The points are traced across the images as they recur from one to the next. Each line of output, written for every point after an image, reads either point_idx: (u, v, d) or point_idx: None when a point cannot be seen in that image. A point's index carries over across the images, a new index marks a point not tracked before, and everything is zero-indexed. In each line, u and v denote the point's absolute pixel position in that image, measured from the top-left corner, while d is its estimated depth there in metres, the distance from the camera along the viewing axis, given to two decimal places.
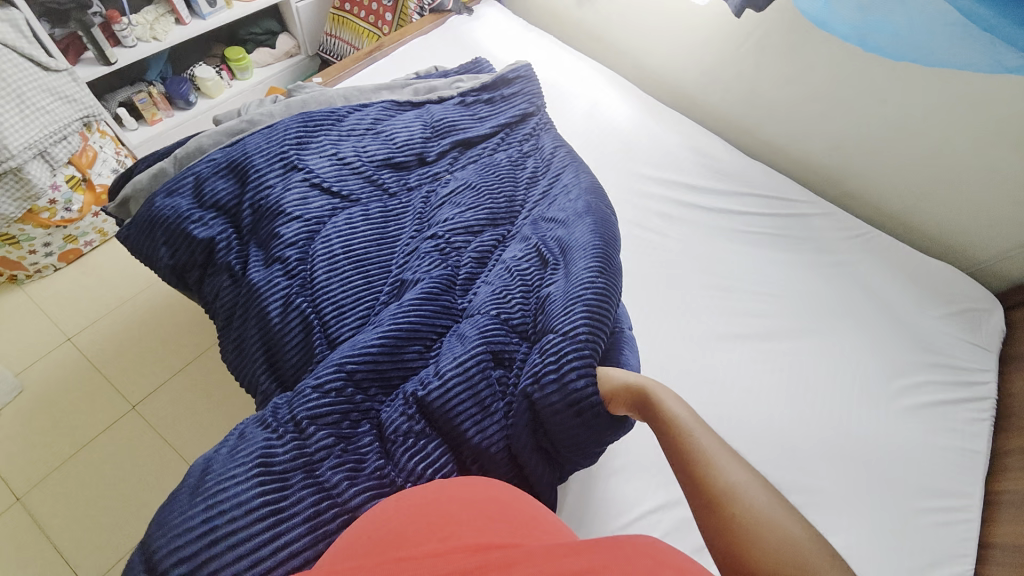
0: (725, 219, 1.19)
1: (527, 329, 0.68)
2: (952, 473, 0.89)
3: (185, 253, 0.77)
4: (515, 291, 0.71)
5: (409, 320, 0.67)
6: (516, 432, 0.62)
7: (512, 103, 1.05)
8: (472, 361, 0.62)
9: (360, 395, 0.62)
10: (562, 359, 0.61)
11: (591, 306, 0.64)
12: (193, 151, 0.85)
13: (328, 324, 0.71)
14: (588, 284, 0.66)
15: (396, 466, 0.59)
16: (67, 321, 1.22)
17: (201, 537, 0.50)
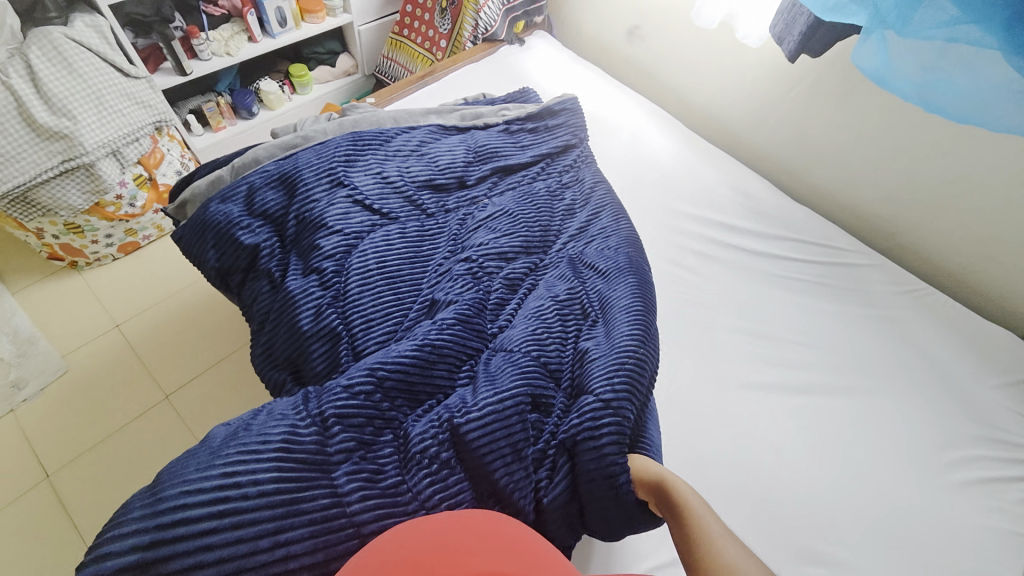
0: (764, 263, 1.15)
1: (563, 377, 0.67)
2: (1006, 564, 0.80)
3: (231, 257, 0.80)
4: (553, 336, 0.70)
5: (439, 340, 0.67)
6: (551, 490, 0.61)
7: (555, 133, 1.07)
8: (511, 399, 0.61)
9: (387, 403, 0.62)
10: (598, 425, 0.60)
11: (631, 370, 0.64)
12: (249, 162, 0.89)
13: (355, 336, 0.72)
14: (628, 351, 0.65)
15: (412, 486, 0.57)
16: (115, 309, 1.30)
17: (210, 506, 0.49)
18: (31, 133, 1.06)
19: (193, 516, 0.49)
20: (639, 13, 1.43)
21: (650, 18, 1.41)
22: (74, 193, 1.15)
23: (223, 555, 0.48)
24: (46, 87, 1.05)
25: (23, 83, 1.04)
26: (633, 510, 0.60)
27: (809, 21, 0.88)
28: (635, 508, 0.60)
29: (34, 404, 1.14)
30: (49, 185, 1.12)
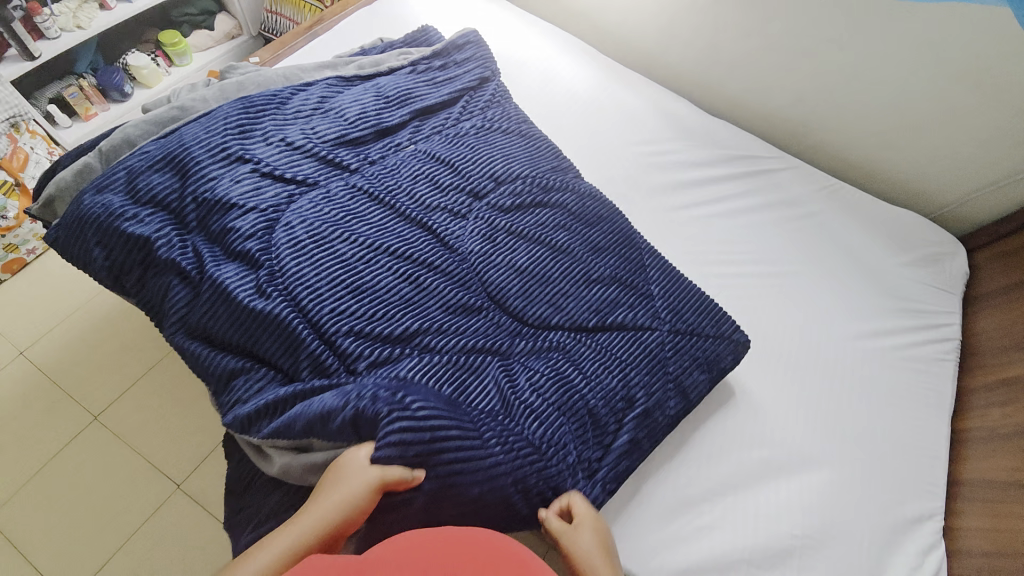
0: (693, 182, 1.18)
1: (597, 318, 0.85)
2: (923, 409, 0.94)
3: (121, 253, 0.70)
4: (567, 295, 0.86)
5: (449, 319, 0.77)
6: (685, 370, 0.83)
7: (466, 67, 1.05)
8: (560, 344, 0.80)
9: (471, 358, 0.73)
10: (681, 302, 0.90)
11: (670, 275, 0.93)
12: (121, 143, 0.76)
13: (305, 307, 0.69)
14: (663, 265, 0.95)
15: (531, 434, 0.69)
16: (16, 334, 1.16)
17: (425, 435, 0.62)
18: None
19: (414, 427, 0.62)
20: None
21: None
22: None
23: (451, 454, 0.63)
24: None
25: None
26: (735, 355, 0.88)
27: None
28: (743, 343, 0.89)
29: None
30: None
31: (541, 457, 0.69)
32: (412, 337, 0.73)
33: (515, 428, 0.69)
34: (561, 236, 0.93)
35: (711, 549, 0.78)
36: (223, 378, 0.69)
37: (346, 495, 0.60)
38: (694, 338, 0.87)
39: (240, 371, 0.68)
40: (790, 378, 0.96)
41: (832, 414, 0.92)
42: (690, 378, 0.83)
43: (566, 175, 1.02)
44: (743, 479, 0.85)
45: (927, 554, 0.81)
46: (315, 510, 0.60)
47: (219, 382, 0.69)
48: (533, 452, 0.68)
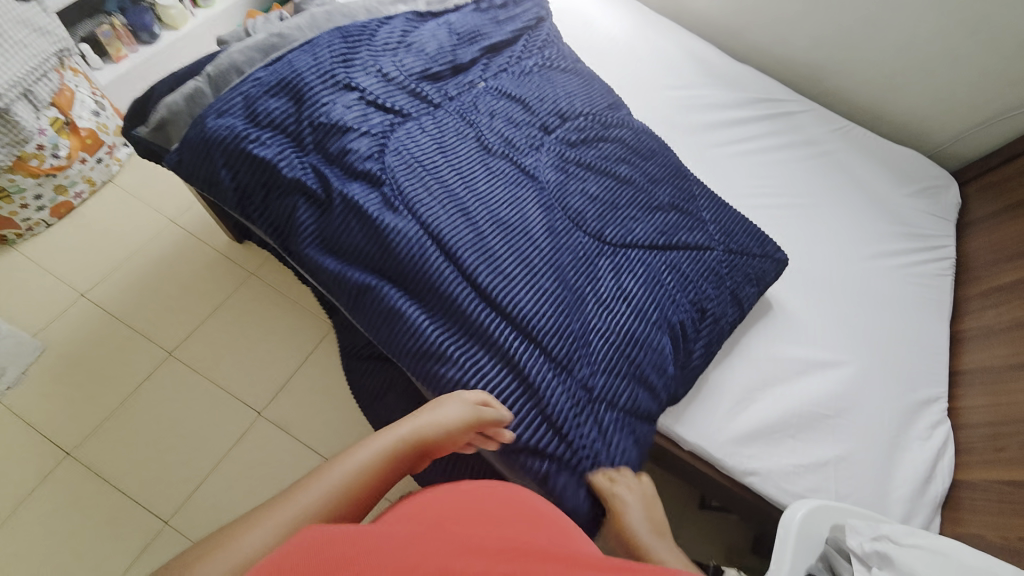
0: (724, 122, 1.28)
1: (667, 241, 0.94)
2: (928, 314, 1.10)
3: (249, 173, 0.76)
4: (635, 219, 0.95)
5: (546, 242, 0.85)
6: (742, 285, 0.95)
7: (524, 7, 1.09)
8: (641, 266, 0.89)
9: (569, 287, 0.82)
10: (734, 226, 1.01)
11: (720, 203, 1.04)
12: (227, 69, 0.80)
13: (425, 229, 0.77)
14: (714, 196, 1.05)
15: (630, 383, 0.78)
16: (75, 278, 1.18)
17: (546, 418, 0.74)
18: None
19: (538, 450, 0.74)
20: None
21: None
22: None
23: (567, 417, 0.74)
24: None
25: None
26: (780, 267, 1.00)
27: None
28: (784, 258, 1.01)
29: (22, 390, 1.07)
30: None
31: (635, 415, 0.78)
32: (510, 279, 0.78)
33: (612, 388, 0.77)
34: (624, 168, 1.01)
35: (772, 425, 0.94)
36: (352, 287, 0.76)
37: (442, 423, 0.68)
38: (745, 257, 0.98)
39: (368, 282, 0.76)
40: (818, 292, 1.09)
41: (854, 321, 1.06)
42: (745, 291, 0.95)
43: (624, 113, 1.09)
44: (787, 372, 0.99)
45: (934, 427, 0.98)
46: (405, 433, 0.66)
47: (349, 290, 0.77)
48: (627, 391, 0.78)
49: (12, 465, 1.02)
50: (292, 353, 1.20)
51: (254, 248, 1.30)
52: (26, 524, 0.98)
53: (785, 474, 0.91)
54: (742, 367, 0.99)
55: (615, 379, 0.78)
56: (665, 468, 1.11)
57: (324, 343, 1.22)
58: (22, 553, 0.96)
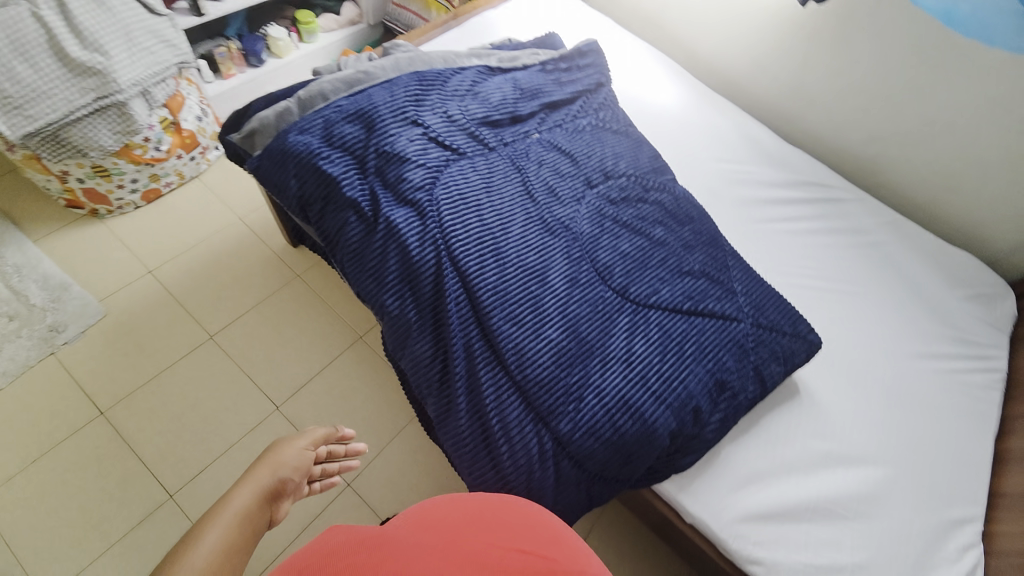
0: (767, 200, 1.30)
1: (691, 308, 0.95)
2: (971, 426, 1.03)
3: (314, 186, 0.84)
4: (662, 280, 0.97)
5: (564, 293, 0.89)
6: (765, 362, 0.93)
7: (585, 72, 1.18)
8: (658, 330, 0.90)
9: (577, 340, 0.85)
10: (764, 302, 1.00)
11: (752, 278, 1.04)
12: (316, 94, 0.91)
13: (455, 263, 0.82)
14: (747, 270, 1.05)
15: (612, 445, 0.80)
16: (147, 256, 1.31)
17: (512, 464, 0.80)
18: (61, 67, 1.02)
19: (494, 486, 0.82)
20: None
21: None
22: (105, 133, 1.13)
23: (534, 466, 0.80)
24: (78, 21, 1.00)
25: (53, 14, 0.98)
26: (810, 348, 0.98)
27: None
28: (814, 342, 0.99)
29: (75, 347, 1.17)
30: (78, 124, 1.09)
31: (605, 472, 0.83)
32: (518, 324, 0.83)
33: (591, 445, 0.80)
34: (659, 230, 1.04)
35: (784, 513, 0.89)
36: (379, 304, 0.83)
37: (289, 460, 0.73)
38: (773, 333, 0.97)
39: (393, 303, 0.81)
40: (848, 383, 1.05)
41: (887, 418, 1.01)
42: (768, 368, 0.93)
43: (666, 178, 1.13)
44: (808, 460, 0.94)
45: (965, 552, 0.89)
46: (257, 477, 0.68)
47: (377, 306, 0.83)
48: (604, 453, 0.81)
49: (49, 414, 1.09)
50: (319, 356, 1.27)
51: (305, 253, 1.41)
52: (47, 474, 1.04)
53: (792, 571, 0.85)
54: (760, 444, 0.95)
55: (597, 440, 0.80)
56: (664, 540, 1.06)
57: (348, 352, 1.29)
58: (37, 499, 1.01)
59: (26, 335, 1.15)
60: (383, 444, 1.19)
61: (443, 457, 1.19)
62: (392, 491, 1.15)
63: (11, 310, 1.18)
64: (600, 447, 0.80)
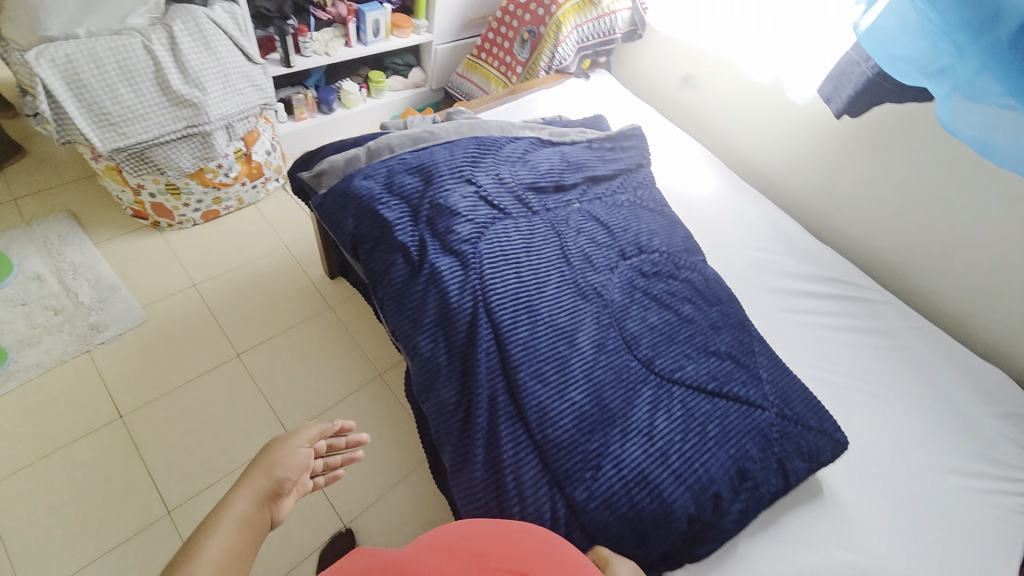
0: (795, 290, 1.33)
1: (715, 389, 0.95)
2: (1006, 556, 0.96)
3: (369, 226, 0.90)
4: (688, 357, 0.98)
5: (591, 357, 0.90)
6: (790, 455, 0.91)
7: (628, 153, 1.27)
8: (681, 406, 0.90)
9: (600, 406, 0.85)
10: (789, 394, 1.00)
11: (778, 367, 1.04)
12: (384, 146, 1.00)
13: (490, 314, 0.85)
14: (773, 359, 1.06)
15: (626, 521, 0.78)
16: (195, 270, 1.39)
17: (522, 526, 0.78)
18: (161, 96, 1.13)
19: None
20: (694, 64, 1.56)
21: (702, 68, 1.55)
22: (185, 156, 1.23)
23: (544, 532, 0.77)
24: (183, 57, 1.12)
25: (164, 50, 1.11)
26: (836, 448, 0.96)
27: (855, 86, 1.06)
28: (840, 443, 0.96)
29: (109, 348, 1.21)
30: (164, 146, 1.19)
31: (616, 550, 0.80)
32: (543, 382, 0.84)
33: (605, 518, 0.78)
34: (688, 307, 1.07)
35: None
36: (412, 345, 0.85)
37: (293, 461, 0.67)
38: (799, 427, 0.95)
39: (426, 346, 0.84)
40: (875, 491, 1.00)
41: (914, 535, 0.95)
42: (792, 462, 0.90)
43: (698, 259, 1.17)
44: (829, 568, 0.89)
45: None
46: (256, 482, 0.62)
47: (410, 347, 0.86)
48: (617, 529, 0.78)
49: (70, 411, 1.11)
50: (337, 388, 1.28)
51: (340, 286, 1.47)
52: (53, 471, 1.04)
53: None
54: (780, 544, 0.90)
55: (611, 513, 0.78)
56: None
57: (365, 388, 1.30)
58: (39, 496, 1.01)
59: (67, 330, 1.20)
60: (385, 487, 1.17)
61: (444, 511, 1.16)
62: (388, 541, 1.10)
63: (60, 304, 1.23)
64: (614, 521, 0.78)
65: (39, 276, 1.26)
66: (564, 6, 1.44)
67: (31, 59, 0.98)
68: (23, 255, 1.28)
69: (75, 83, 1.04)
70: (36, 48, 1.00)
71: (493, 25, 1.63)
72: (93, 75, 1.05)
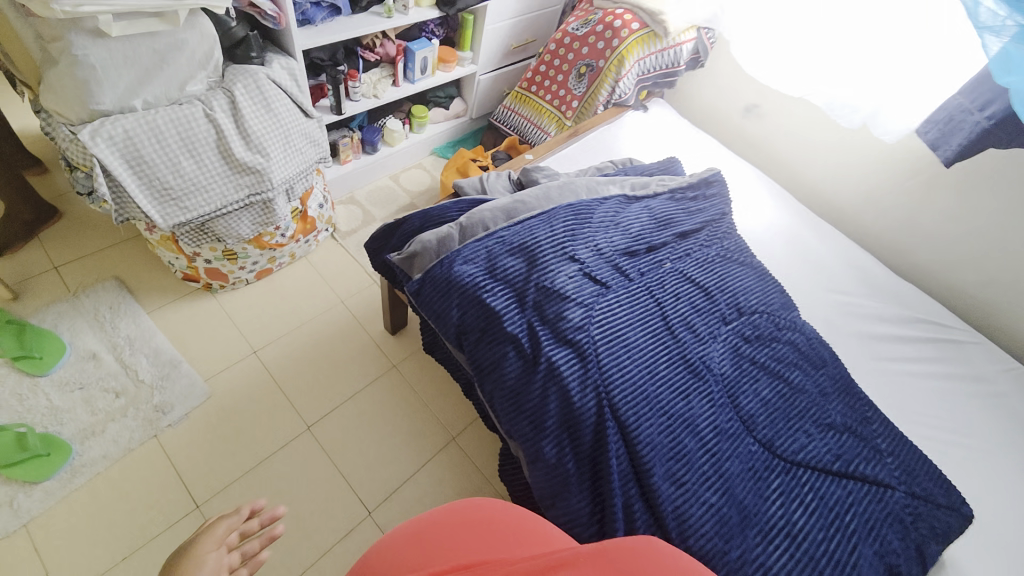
0: (883, 335, 1.27)
1: (843, 470, 0.89)
2: None
3: (476, 318, 0.85)
4: (809, 434, 0.93)
5: (720, 448, 0.84)
6: (927, 542, 0.86)
7: (711, 202, 1.20)
8: (814, 495, 0.85)
9: (737, 505, 0.80)
10: (911, 466, 0.95)
11: (894, 435, 0.99)
12: (476, 221, 0.93)
13: (615, 413, 0.80)
14: (888, 425, 1.01)
15: None
16: (253, 335, 1.32)
17: None
18: (223, 165, 1.05)
19: None
20: (760, 94, 1.51)
21: (770, 99, 1.49)
22: (245, 224, 1.15)
23: None
24: (245, 123, 1.04)
25: (224, 116, 1.03)
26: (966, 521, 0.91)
27: (969, 135, 1.00)
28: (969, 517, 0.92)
29: (177, 430, 1.14)
30: (225, 216, 1.11)
31: None
32: (677, 485, 0.79)
33: None
34: (797, 374, 1.01)
35: None
36: (534, 448, 0.80)
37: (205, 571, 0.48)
38: (929, 505, 0.90)
39: (551, 451, 0.79)
40: (1002, 563, 0.96)
41: None
42: (931, 547, 0.86)
43: (794, 316, 1.11)
44: None
45: None
46: None
47: (530, 450, 0.81)
48: None
49: (142, 506, 1.05)
50: (411, 457, 1.22)
51: (401, 341, 1.41)
52: None
53: None
54: None
55: None
56: None
57: (440, 455, 1.24)
58: None
59: (131, 415, 1.13)
60: None
61: None
62: None
63: (120, 385, 1.16)
64: None
65: (94, 355, 1.19)
66: (627, 40, 1.38)
67: (86, 139, 0.90)
68: (75, 331, 1.20)
69: (135, 159, 0.96)
70: (91, 126, 0.91)
71: (544, 57, 1.55)
72: (153, 149, 0.97)
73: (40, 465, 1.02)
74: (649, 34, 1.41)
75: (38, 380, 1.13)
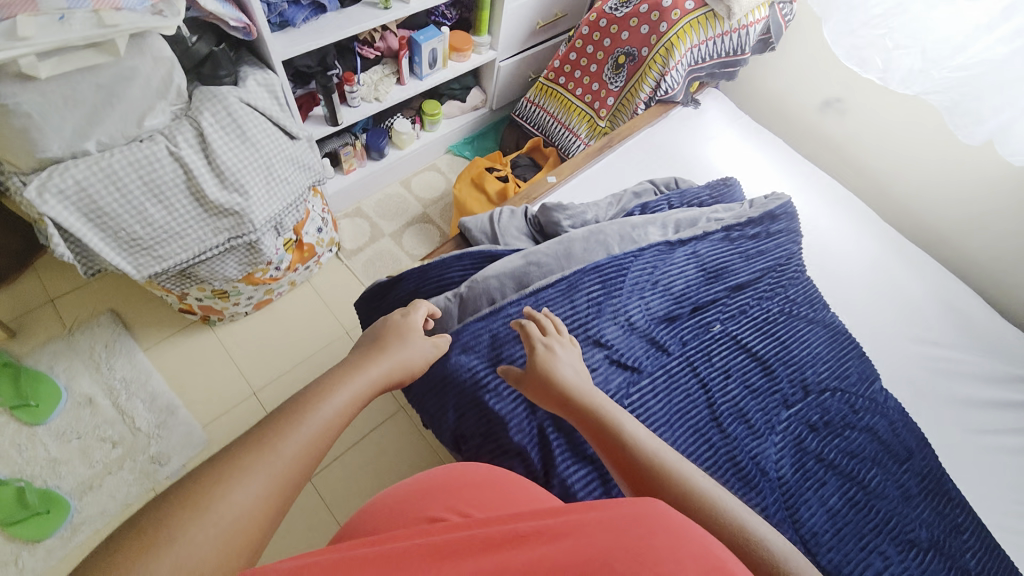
0: (986, 402, 1.03)
1: None
2: None
3: (476, 423, 0.71)
4: (886, 559, 0.75)
5: None
6: None
7: (776, 241, 0.97)
8: None
9: None
10: None
11: (987, 551, 0.81)
12: (479, 291, 0.77)
13: None
14: (981, 536, 0.83)
15: None
16: (253, 373, 1.23)
17: None
18: (197, 208, 0.91)
19: None
20: (847, 84, 1.21)
21: (860, 92, 1.20)
22: (231, 266, 1.03)
23: None
24: (217, 158, 0.89)
25: (192, 152, 0.88)
26: None
27: None
28: None
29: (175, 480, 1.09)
30: (208, 262, 0.99)
31: None
32: None
33: None
34: (874, 474, 0.82)
35: None
36: None
37: (411, 358, 0.65)
38: None
39: None
40: None
41: None
42: None
43: (875, 390, 0.90)
44: None
45: None
46: (382, 364, 0.61)
47: None
48: None
49: None
50: None
51: None
52: None
53: None
54: None
55: None
56: None
57: None
58: None
59: (128, 467, 1.09)
60: None
61: None
62: None
63: (117, 434, 1.12)
64: None
65: (90, 400, 1.14)
66: (678, 24, 1.11)
67: (33, 197, 0.77)
68: (71, 375, 1.16)
69: (93, 212, 0.83)
70: (38, 181, 0.78)
71: (574, 44, 1.29)
72: (114, 200, 0.84)
73: (41, 523, 1.01)
74: (708, 14, 1.14)
75: (37, 429, 1.10)
